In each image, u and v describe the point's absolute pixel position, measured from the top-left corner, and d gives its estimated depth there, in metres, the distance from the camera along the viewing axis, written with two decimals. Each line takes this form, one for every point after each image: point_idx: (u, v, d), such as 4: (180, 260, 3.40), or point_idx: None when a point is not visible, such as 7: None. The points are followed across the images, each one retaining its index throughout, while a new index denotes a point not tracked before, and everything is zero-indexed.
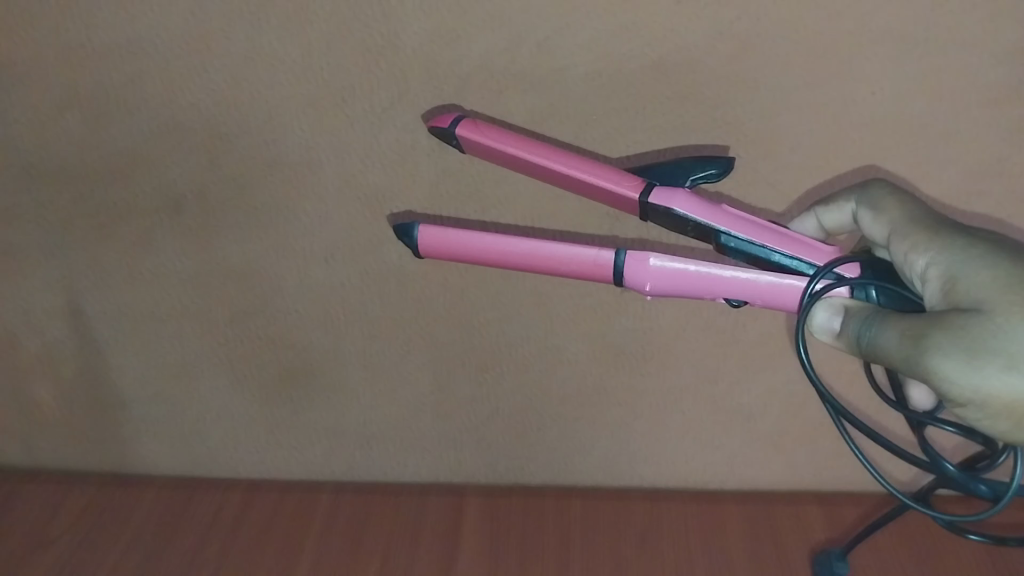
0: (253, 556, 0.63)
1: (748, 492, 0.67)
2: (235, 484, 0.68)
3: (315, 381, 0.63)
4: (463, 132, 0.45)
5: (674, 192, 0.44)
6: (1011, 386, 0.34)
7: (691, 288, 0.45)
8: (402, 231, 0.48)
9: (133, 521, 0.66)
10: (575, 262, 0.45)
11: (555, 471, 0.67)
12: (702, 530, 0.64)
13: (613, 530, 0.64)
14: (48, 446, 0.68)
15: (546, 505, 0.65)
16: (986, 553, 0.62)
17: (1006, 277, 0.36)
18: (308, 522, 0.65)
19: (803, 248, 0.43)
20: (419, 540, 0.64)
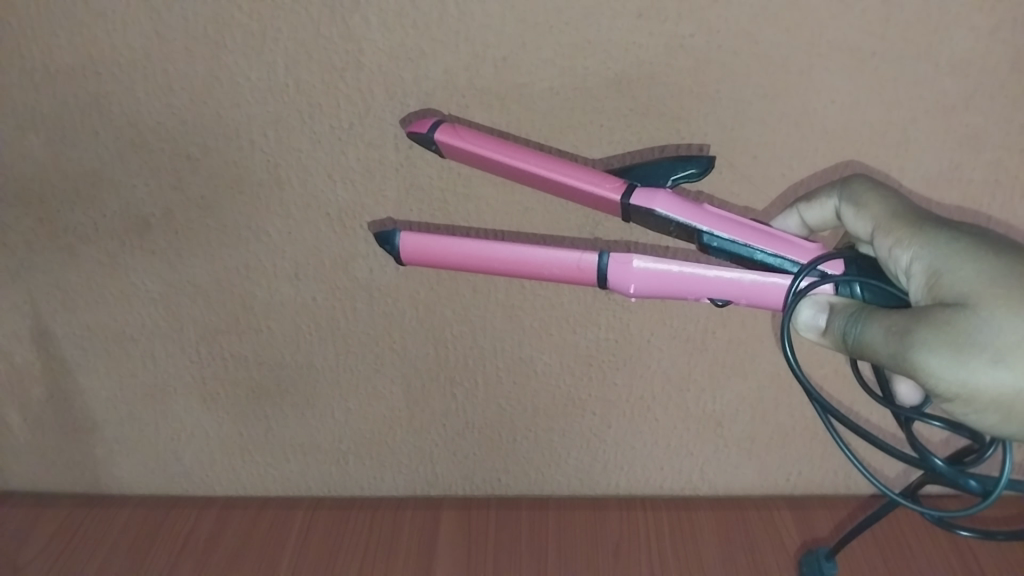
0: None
1: (723, 497, 0.67)
2: (209, 502, 0.68)
3: (289, 398, 0.63)
4: (442, 137, 0.45)
5: (655, 193, 0.44)
6: (998, 379, 0.37)
7: (675, 289, 0.45)
8: (382, 238, 0.47)
9: (106, 543, 0.65)
10: (557, 265, 0.46)
11: (530, 482, 0.67)
12: (675, 537, 0.64)
13: (588, 540, 0.64)
14: (17, 469, 0.67)
15: (523, 518, 0.66)
16: (954, 551, 0.63)
17: (989, 273, 0.39)
18: (281, 541, 0.65)
19: (785, 246, 0.44)
20: (394, 556, 0.64)
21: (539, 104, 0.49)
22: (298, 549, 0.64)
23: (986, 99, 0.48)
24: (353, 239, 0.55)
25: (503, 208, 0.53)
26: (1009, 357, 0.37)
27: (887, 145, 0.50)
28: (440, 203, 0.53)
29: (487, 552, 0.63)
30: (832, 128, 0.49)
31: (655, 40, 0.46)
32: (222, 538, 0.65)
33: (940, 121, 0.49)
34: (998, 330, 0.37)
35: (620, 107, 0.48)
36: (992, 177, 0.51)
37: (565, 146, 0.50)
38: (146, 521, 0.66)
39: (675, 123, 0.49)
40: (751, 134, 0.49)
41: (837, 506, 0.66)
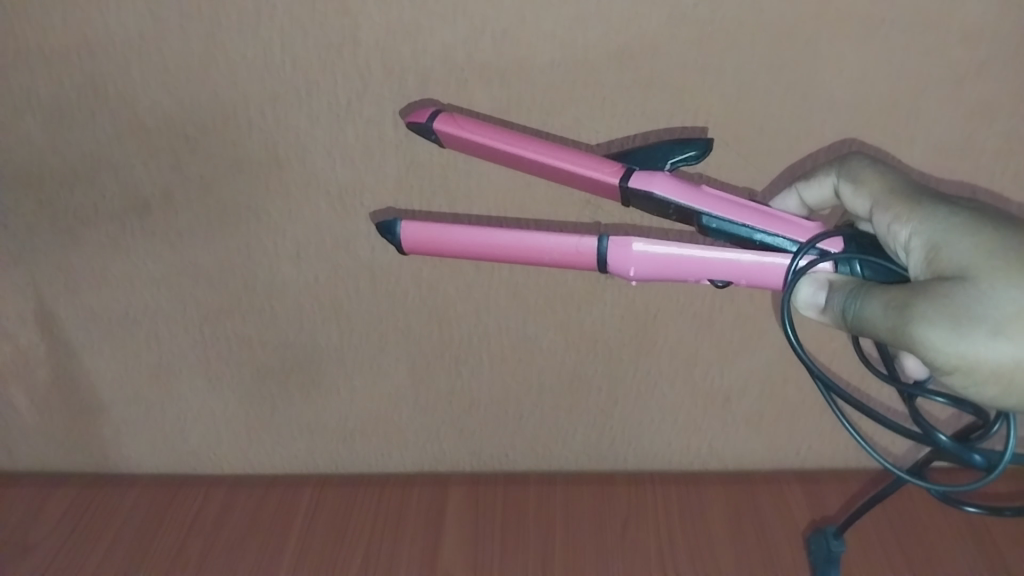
0: (236, 550, 0.62)
1: (731, 471, 0.67)
2: (218, 480, 0.67)
3: (295, 377, 0.63)
4: (440, 126, 0.45)
5: (653, 174, 0.43)
6: (1001, 351, 0.34)
7: (675, 272, 0.43)
8: (384, 227, 0.46)
9: (118, 517, 0.64)
10: (557, 251, 0.44)
11: (537, 458, 0.67)
12: (686, 510, 0.64)
13: (597, 514, 0.64)
14: (26, 450, 0.67)
15: (532, 493, 0.65)
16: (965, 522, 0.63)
17: (992, 244, 0.36)
18: (290, 515, 0.64)
19: (785, 225, 0.42)
20: (403, 530, 0.63)
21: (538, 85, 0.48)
22: (303, 527, 0.64)
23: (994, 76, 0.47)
24: (355, 220, 0.54)
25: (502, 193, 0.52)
26: (1010, 328, 0.34)
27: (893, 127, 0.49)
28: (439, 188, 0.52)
29: (496, 526, 0.63)
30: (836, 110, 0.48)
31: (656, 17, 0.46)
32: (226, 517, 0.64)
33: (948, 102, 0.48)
34: (1003, 301, 0.34)
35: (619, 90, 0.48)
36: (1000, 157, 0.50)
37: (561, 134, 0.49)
38: (148, 501, 0.65)
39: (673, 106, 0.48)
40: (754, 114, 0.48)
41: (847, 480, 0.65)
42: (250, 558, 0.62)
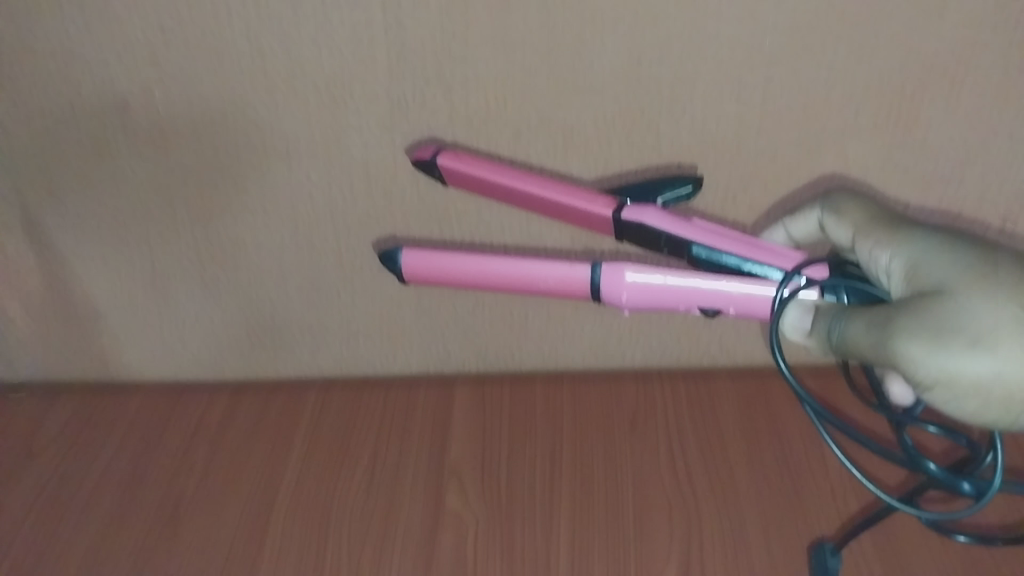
0: (242, 453, 0.62)
1: (743, 367, 0.66)
2: (222, 387, 0.67)
3: (294, 281, 0.61)
4: (444, 162, 0.50)
5: (645, 208, 0.47)
6: (978, 366, 0.35)
7: (665, 300, 0.46)
8: (386, 257, 0.52)
9: (122, 424, 0.65)
10: (554, 278, 0.48)
11: (545, 358, 0.66)
12: (692, 405, 0.64)
13: (601, 409, 0.64)
14: (25, 359, 0.66)
15: (539, 394, 0.65)
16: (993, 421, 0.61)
17: (967, 264, 0.39)
18: (296, 419, 0.65)
19: (770, 256, 0.46)
20: (406, 440, 0.62)
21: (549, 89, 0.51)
22: (308, 437, 0.63)
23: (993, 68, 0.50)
24: (348, 124, 0.52)
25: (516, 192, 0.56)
26: (989, 341, 0.36)
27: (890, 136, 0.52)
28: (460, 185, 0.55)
29: (502, 424, 0.63)
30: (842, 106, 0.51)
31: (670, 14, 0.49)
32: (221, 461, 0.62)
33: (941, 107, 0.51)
34: (973, 316, 0.36)
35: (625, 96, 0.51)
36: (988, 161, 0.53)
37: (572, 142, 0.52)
38: (146, 432, 0.64)
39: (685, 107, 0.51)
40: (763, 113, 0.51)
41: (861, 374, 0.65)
42: (255, 460, 0.62)
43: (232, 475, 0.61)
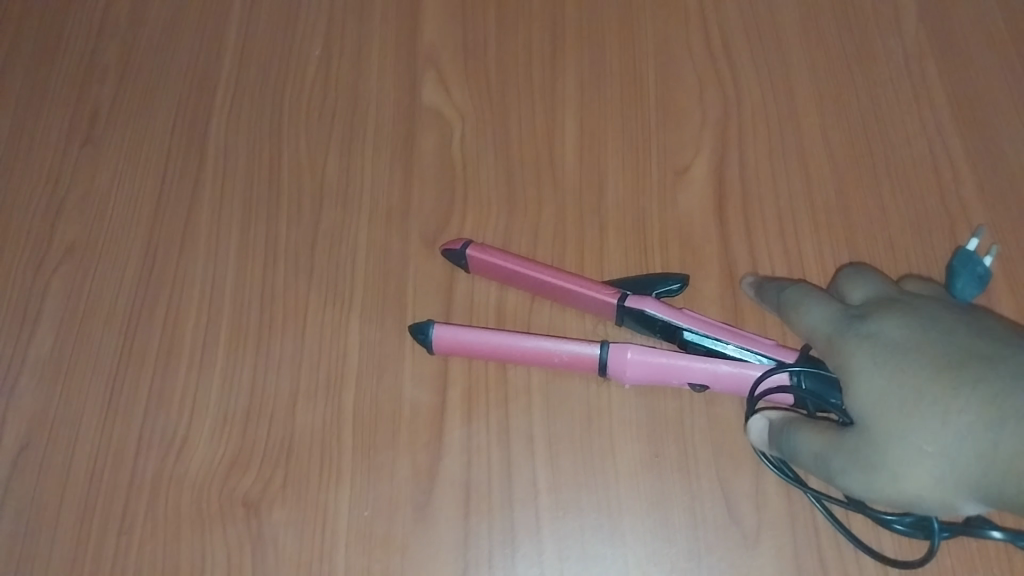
0: (270, 70, 0.79)
1: (762, 27, 0.78)
2: (218, 21, 0.82)
3: (320, 71, 0.78)
4: (472, 252, 0.66)
5: (646, 298, 0.62)
6: (902, 490, 0.50)
7: (662, 375, 0.60)
8: (419, 330, 0.63)
9: (123, 92, 0.79)
10: (567, 354, 0.61)
11: (633, 49, 0.78)
12: (668, 49, 0.77)
13: (601, 46, 0.78)
14: (44, 38, 0.82)
15: (583, 61, 0.77)
16: (972, 137, 0.72)
17: (878, 386, 0.52)
18: (332, 49, 0.80)
19: (751, 342, 0.59)
20: (422, 56, 0.79)
21: (609, 97, 0.75)
22: (316, 77, 0.78)
23: (909, 28, 0.77)
24: None
25: (576, 191, 0.71)
26: (902, 471, 0.50)
27: (866, 136, 0.72)
28: (533, 211, 0.71)
29: (526, 45, 0.78)
30: (802, 49, 0.77)
31: (691, 16, 0.79)
32: (287, 250, 0.70)
33: (900, 135, 0.72)
34: (887, 449, 0.50)
35: (660, 113, 0.74)
36: (934, 145, 0.71)
37: (617, 132, 0.74)
38: (157, 50, 0.81)
39: (694, 70, 0.76)
40: (750, 127, 0.73)
41: (886, 61, 0.76)
42: (278, 87, 0.78)
43: (249, 72, 0.79)
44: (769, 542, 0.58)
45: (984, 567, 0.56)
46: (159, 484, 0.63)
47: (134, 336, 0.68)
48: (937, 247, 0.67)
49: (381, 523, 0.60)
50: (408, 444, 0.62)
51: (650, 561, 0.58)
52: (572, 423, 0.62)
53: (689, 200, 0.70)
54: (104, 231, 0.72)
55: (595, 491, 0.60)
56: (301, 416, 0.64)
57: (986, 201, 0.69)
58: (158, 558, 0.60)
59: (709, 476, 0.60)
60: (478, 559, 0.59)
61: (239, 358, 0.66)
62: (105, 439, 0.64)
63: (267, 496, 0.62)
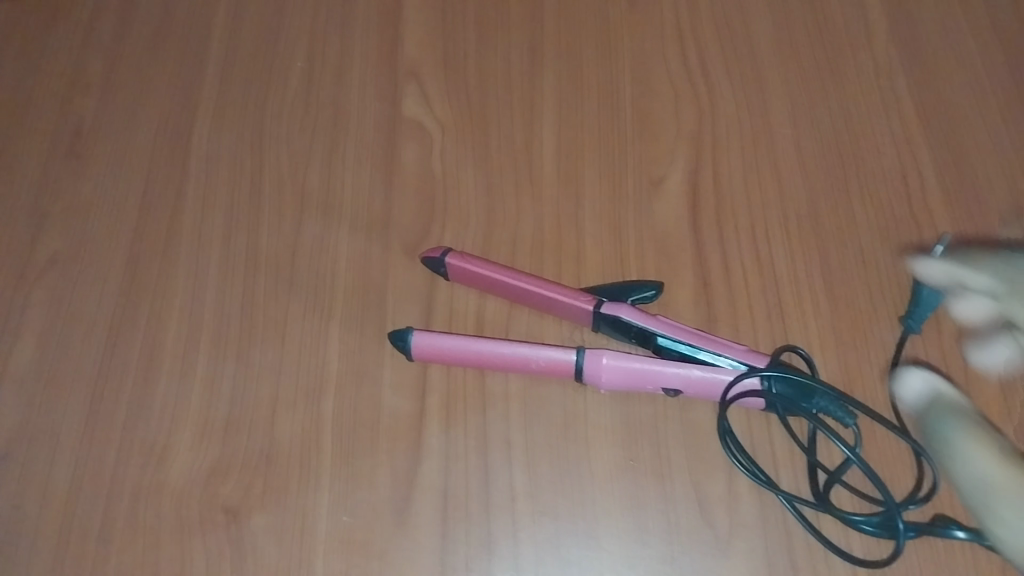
0: (253, 82, 0.80)
1: (736, 40, 0.80)
2: (202, 34, 0.83)
3: (302, 83, 0.80)
4: (451, 260, 0.67)
5: (620, 305, 0.63)
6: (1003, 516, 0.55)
7: (636, 380, 0.61)
8: (398, 337, 0.64)
9: (107, 104, 0.79)
10: (543, 360, 0.62)
11: (610, 62, 0.79)
12: (644, 62, 0.79)
13: (579, 59, 0.79)
14: (28, 51, 0.82)
15: (561, 73, 0.79)
16: (940, 147, 0.74)
17: None
18: (315, 61, 0.81)
19: (723, 348, 0.60)
20: (403, 68, 0.80)
21: (587, 108, 0.77)
22: (298, 89, 0.79)
23: (879, 43, 0.79)
24: None
25: (554, 201, 0.73)
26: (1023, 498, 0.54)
27: (837, 147, 0.74)
28: (512, 220, 0.72)
29: (505, 57, 0.80)
30: (775, 61, 0.78)
31: (667, 30, 0.80)
32: (268, 259, 0.71)
33: (870, 146, 0.74)
34: None
35: (636, 124, 0.76)
36: (903, 156, 0.73)
37: (594, 144, 0.75)
38: (141, 62, 0.82)
39: (670, 82, 0.78)
40: (724, 139, 0.75)
41: (857, 73, 0.77)
42: (261, 99, 0.79)
43: (232, 84, 0.80)
44: (741, 543, 0.59)
45: (952, 567, 0.57)
46: (140, 490, 0.63)
47: (115, 345, 0.68)
48: (906, 255, 0.69)
49: (360, 528, 0.61)
50: (387, 450, 0.63)
51: (625, 564, 0.59)
52: (549, 427, 0.63)
53: (665, 210, 0.72)
54: (87, 241, 0.73)
55: (571, 495, 0.61)
56: (281, 423, 0.65)
57: (953, 211, 0.70)
58: (138, 564, 0.61)
59: (683, 480, 0.61)
60: (456, 563, 0.60)
61: (220, 366, 0.67)
62: (86, 447, 0.65)
63: (247, 502, 0.62)
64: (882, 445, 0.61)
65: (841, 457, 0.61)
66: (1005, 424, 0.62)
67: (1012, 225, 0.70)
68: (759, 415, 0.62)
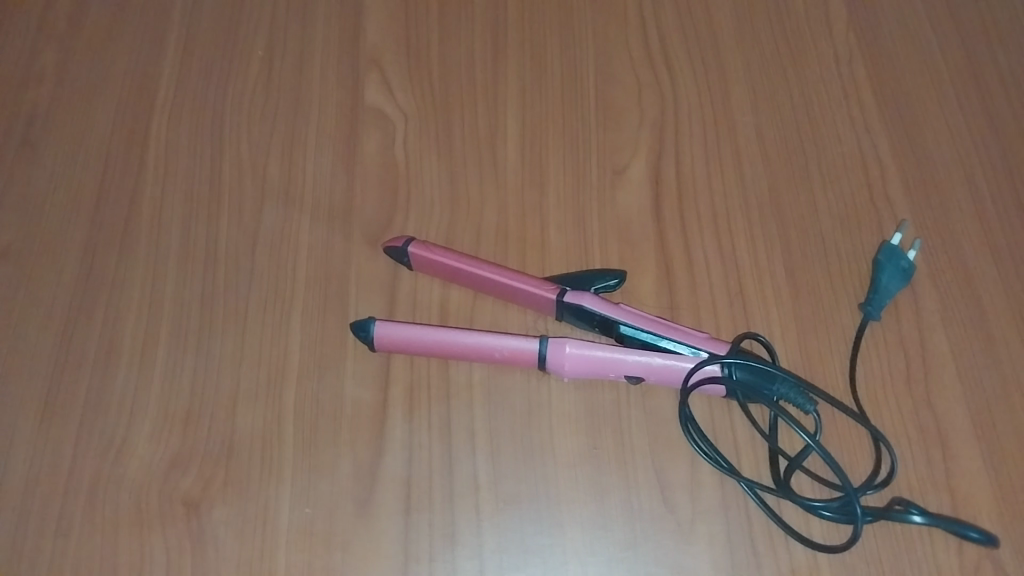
0: (212, 69, 0.79)
1: (699, 28, 0.80)
2: (159, 20, 0.81)
3: (262, 70, 0.78)
4: (413, 250, 0.66)
5: (583, 293, 0.63)
6: None
7: (599, 369, 0.61)
8: (359, 327, 0.63)
9: (62, 91, 0.78)
10: (507, 349, 0.62)
11: (573, 49, 0.79)
12: (607, 49, 0.79)
13: (542, 46, 0.79)
14: None
15: (524, 60, 0.78)
16: (898, 135, 0.74)
17: None
18: (275, 47, 0.80)
19: (685, 336, 0.61)
20: (364, 55, 0.79)
21: (550, 96, 0.77)
22: (258, 76, 0.78)
23: (840, 32, 0.79)
24: None
25: (518, 190, 0.72)
26: None
27: (799, 136, 0.74)
28: (475, 209, 0.72)
29: (467, 44, 0.79)
30: (737, 50, 0.79)
31: (631, 18, 0.80)
32: (228, 249, 0.70)
33: (831, 134, 0.74)
34: None
35: (599, 112, 0.76)
36: (863, 144, 0.74)
37: (557, 132, 0.75)
38: (97, 49, 0.80)
39: (633, 70, 0.78)
40: (687, 127, 0.75)
41: (817, 61, 0.78)
42: (220, 86, 0.78)
43: (191, 71, 0.79)
44: (704, 529, 0.60)
45: (909, 549, 0.58)
46: (97, 484, 0.62)
47: (71, 337, 0.67)
48: (866, 243, 0.69)
49: (322, 519, 0.60)
50: (350, 441, 0.63)
51: (589, 551, 0.59)
52: (512, 416, 0.63)
53: (628, 198, 0.72)
54: (41, 231, 0.71)
55: (535, 483, 0.61)
56: (242, 415, 0.64)
57: (911, 198, 0.71)
58: (96, 560, 0.60)
59: (646, 467, 0.61)
60: (420, 553, 0.59)
61: (180, 358, 0.66)
62: (41, 441, 0.63)
63: (207, 495, 0.61)
64: (841, 430, 0.61)
65: (801, 443, 0.61)
66: (961, 407, 0.63)
67: (968, 212, 0.71)
68: (721, 402, 0.63)
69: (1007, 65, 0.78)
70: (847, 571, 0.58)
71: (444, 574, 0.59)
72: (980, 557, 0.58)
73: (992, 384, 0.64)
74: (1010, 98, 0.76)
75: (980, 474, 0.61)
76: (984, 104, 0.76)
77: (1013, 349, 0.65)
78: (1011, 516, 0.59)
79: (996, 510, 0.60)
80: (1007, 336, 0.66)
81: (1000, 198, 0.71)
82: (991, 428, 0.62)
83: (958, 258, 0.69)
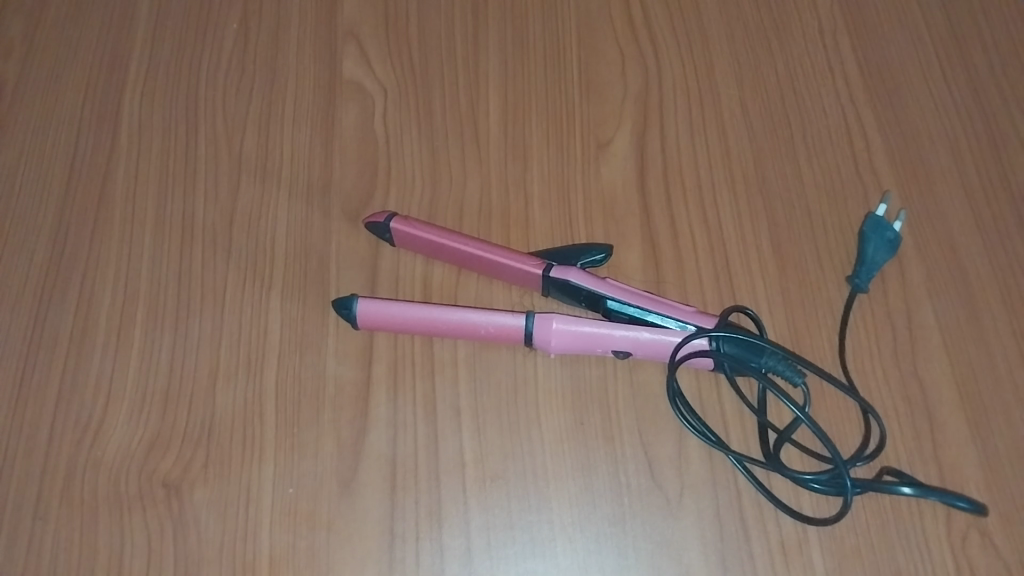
0: (186, 43, 0.77)
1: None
2: None
3: (237, 45, 0.76)
4: (394, 225, 0.65)
5: (569, 268, 0.62)
6: None
7: (587, 345, 0.60)
8: (342, 306, 0.62)
9: (31, 67, 0.75)
10: (493, 326, 0.61)
11: (556, 21, 0.78)
12: (590, 21, 0.78)
13: (523, 18, 0.78)
14: None
15: (506, 32, 0.77)
16: (883, 107, 0.74)
17: None
18: (250, 20, 0.78)
19: (671, 309, 0.60)
20: (343, 28, 0.77)
21: (532, 68, 0.75)
22: (234, 50, 0.76)
23: (823, 3, 0.79)
24: None
25: (500, 164, 0.71)
26: None
27: (784, 109, 0.74)
28: (457, 183, 0.70)
29: (446, 17, 0.78)
30: (722, 22, 0.78)
31: None
32: (204, 227, 0.69)
33: (816, 107, 0.74)
34: None
35: (582, 85, 0.75)
36: (848, 116, 0.73)
37: (540, 106, 0.74)
38: (66, 24, 0.78)
39: (616, 42, 0.77)
40: (671, 100, 0.74)
41: (802, 32, 0.77)
42: (196, 61, 0.76)
43: (164, 45, 0.77)
44: (692, 503, 0.59)
45: (896, 519, 0.58)
46: (74, 468, 0.60)
47: (45, 317, 0.65)
48: (851, 215, 0.69)
49: (306, 499, 0.60)
50: (332, 420, 0.62)
51: (577, 527, 0.59)
52: (498, 393, 0.62)
53: (612, 172, 0.71)
54: (12, 210, 0.69)
55: (522, 459, 0.61)
56: (221, 395, 0.63)
57: (896, 170, 0.71)
58: (74, 542, 0.58)
59: (632, 441, 0.61)
60: (406, 532, 0.59)
61: (157, 337, 0.65)
62: (16, 424, 0.62)
63: (188, 476, 0.60)
64: (828, 402, 0.61)
65: (790, 416, 0.61)
66: (947, 378, 0.63)
67: (952, 183, 0.70)
68: (708, 376, 0.62)
69: (990, 36, 0.77)
70: (834, 542, 0.58)
71: (431, 552, 0.58)
72: (967, 526, 0.58)
73: (976, 355, 0.64)
74: (994, 69, 0.76)
75: (966, 444, 0.61)
76: (967, 76, 0.75)
77: (997, 319, 0.65)
78: (996, 485, 0.60)
79: (982, 479, 0.60)
80: (992, 308, 0.66)
81: (983, 168, 0.71)
82: (975, 398, 0.62)
83: (944, 230, 0.68)
